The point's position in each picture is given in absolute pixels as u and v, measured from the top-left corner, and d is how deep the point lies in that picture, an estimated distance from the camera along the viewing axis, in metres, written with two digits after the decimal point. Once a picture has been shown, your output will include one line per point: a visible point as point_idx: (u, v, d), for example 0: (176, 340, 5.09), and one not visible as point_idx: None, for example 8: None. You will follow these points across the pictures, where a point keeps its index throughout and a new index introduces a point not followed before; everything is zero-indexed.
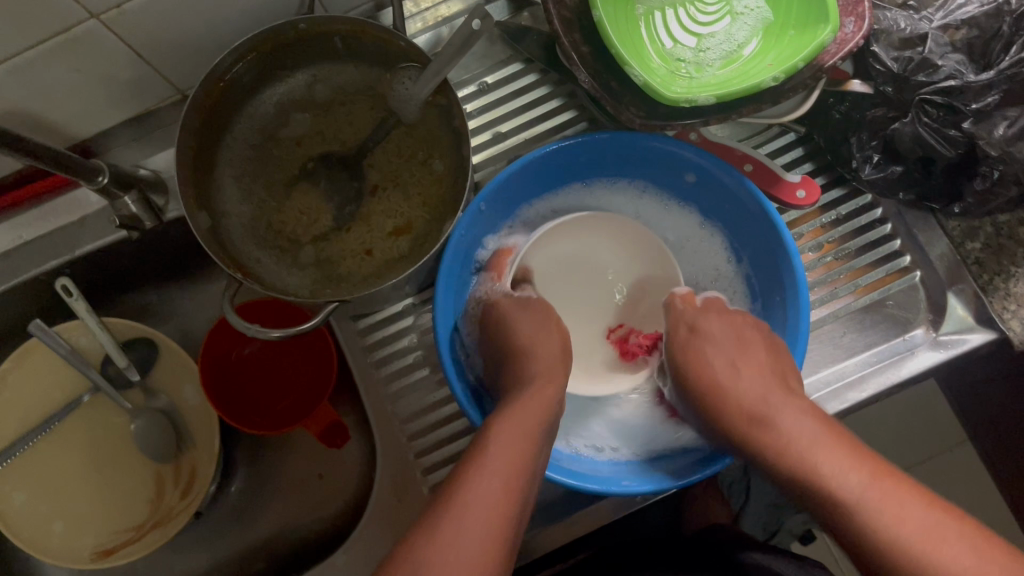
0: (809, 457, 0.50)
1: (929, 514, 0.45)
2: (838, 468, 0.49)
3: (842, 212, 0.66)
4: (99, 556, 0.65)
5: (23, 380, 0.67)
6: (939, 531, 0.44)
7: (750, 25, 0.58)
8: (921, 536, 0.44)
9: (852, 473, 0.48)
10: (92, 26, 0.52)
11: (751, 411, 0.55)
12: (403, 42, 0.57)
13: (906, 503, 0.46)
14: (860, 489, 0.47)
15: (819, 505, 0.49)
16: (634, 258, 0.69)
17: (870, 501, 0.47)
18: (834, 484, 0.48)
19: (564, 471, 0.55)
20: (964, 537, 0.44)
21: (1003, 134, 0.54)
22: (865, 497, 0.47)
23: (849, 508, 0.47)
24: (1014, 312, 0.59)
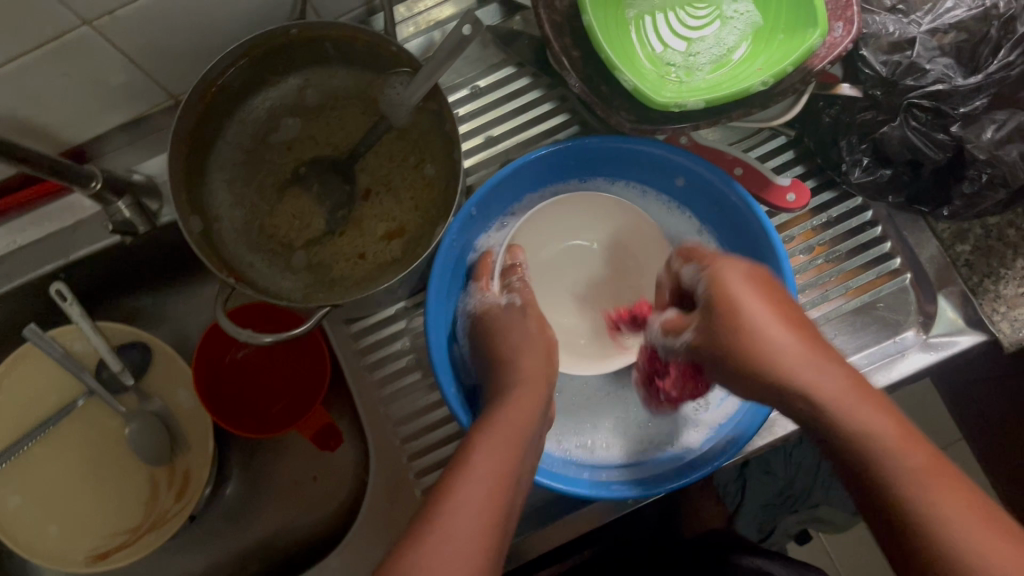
0: (857, 427, 0.47)
1: (976, 509, 0.41)
2: (893, 448, 0.45)
3: (832, 215, 0.66)
4: (94, 560, 0.65)
5: (18, 385, 0.68)
6: (987, 529, 0.40)
7: (739, 29, 0.58)
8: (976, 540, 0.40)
9: (904, 453, 0.44)
10: (85, 31, 0.52)
11: (792, 370, 0.51)
12: (395, 47, 0.57)
13: (961, 501, 0.41)
14: (913, 471, 0.43)
15: (863, 477, 0.45)
16: (634, 257, 0.70)
17: (921, 483, 0.43)
18: (888, 463, 0.44)
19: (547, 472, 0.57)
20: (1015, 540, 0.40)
21: (991, 137, 0.55)
22: (916, 479, 0.43)
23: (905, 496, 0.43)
24: (1003, 314, 0.60)
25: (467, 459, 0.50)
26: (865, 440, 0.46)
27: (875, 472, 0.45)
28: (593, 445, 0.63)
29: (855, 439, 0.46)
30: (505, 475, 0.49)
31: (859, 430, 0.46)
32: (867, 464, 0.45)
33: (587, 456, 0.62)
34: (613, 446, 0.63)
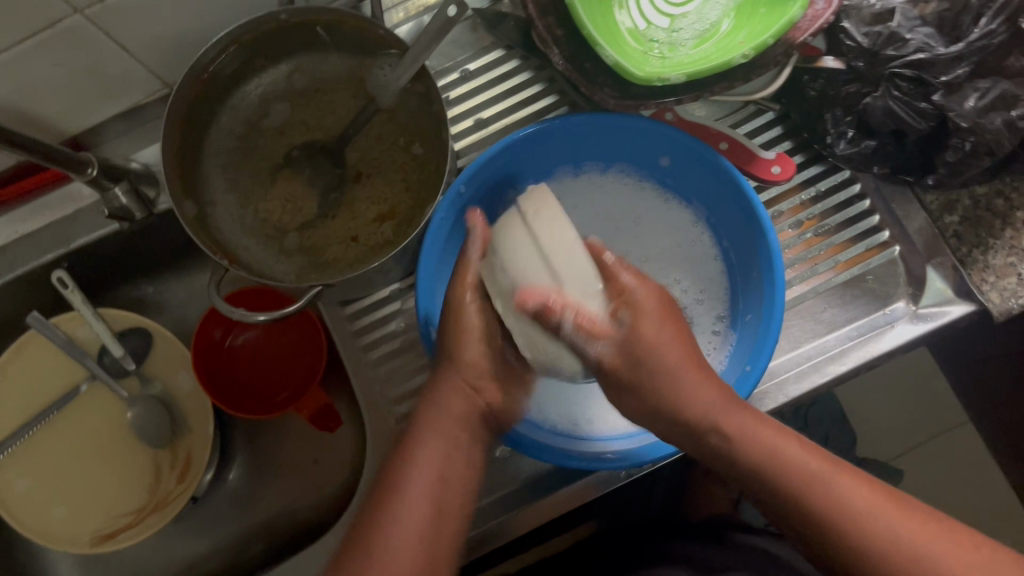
0: (742, 449, 0.52)
1: (863, 483, 0.50)
2: (741, 420, 0.53)
3: (821, 188, 0.66)
4: (100, 540, 0.66)
5: (22, 372, 0.69)
6: (878, 497, 0.49)
7: (722, 4, 0.59)
8: (837, 489, 0.49)
9: (788, 450, 0.51)
10: (78, 21, 0.53)
11: (692, 390, 0.53)
12: (381, 30, 0.58)
13: (802, 454, 0.51)
14: (807, 466, 0.50)
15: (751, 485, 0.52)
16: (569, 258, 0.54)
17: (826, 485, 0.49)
18: (736, 429, 0.52)
19: (534, 451, 0.57)
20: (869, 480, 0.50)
21: (974, 106, 0.55)
22: (820, 473, 0.50)
23: (754, 456, 0.51)
24: (993, 284, 0.59)
25: (407, 461, 0.53)
26: (760, 459, 0.51)
27: (775, 482, 0.50)
28: (581, 418, 0.63)
29: (743, 457, 0.52)
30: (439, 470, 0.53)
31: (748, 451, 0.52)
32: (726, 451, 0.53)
33: (573, 428, 0.62)
34: (599, 418, 0.63)
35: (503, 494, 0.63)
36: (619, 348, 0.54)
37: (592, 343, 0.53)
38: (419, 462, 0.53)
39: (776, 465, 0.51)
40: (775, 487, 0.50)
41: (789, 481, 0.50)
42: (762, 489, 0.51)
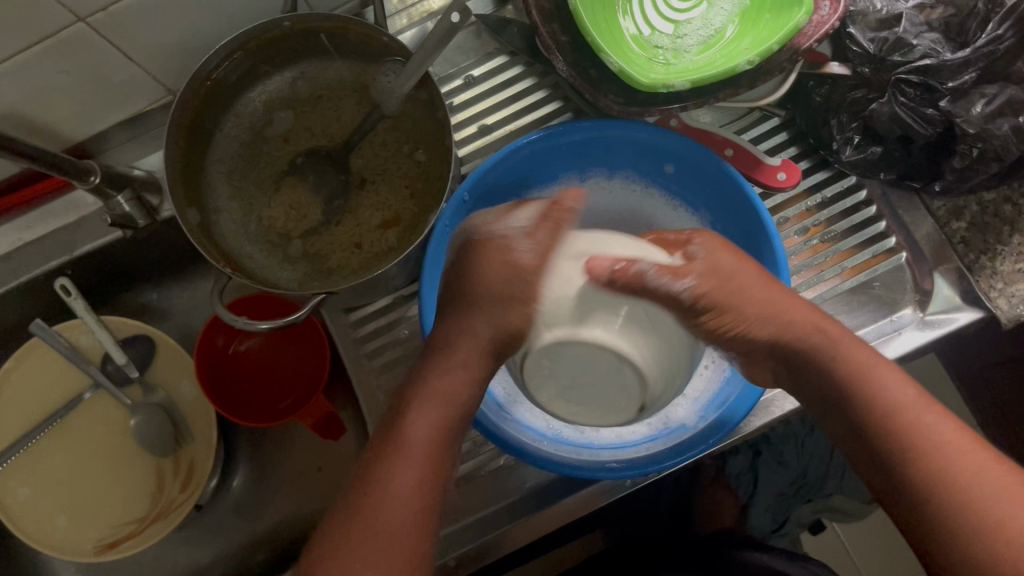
0: (839, 368, 0.51)
1: (952, 422, 0.48)
2: (846, 343, 0.52)
3: (827, 194, 0.66)
4: (102, 549, 0.66)
5: (25, 379, 0.69)
6: (961, 436, 0.47)
7: (726, 10, 0.59)
8: (937, 430, 0.47)
9: (880, 375, 0.50)
10: (81, 28, 0.53)
11: (795, 313, 0.54)
12: (385, 37, 0.58)
13: (904, 388, 0.49)
14: (898, 394, 0.49)
15: (848, 408, 0.50)
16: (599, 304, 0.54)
17: (907, 414, 0.48)
18: (841, 351, 0.52)
19: (545, 462, 0.56)
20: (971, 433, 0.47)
21: (981, 112, 0.54)
22: (900, 401, 0.49)
23: (854, 376, 0.50)
24: (1001, 291, 0.59)
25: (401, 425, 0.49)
26: (856, 379, 0.50)
27: (857, 398, 0.50)
28: (584, 423, 0.61)
29: (842, 377, 0.51)
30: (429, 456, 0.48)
31: (836, 369, 0.51)
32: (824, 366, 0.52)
33: (577, 435, 0.61)
34: (602, 422, 0.61)
35: (508, 502, 0.63)
36: (705, 279, 0.56)
37: (674, 282, 0.55)
38: (410, 425, 0.49)
39: (859, 385, 0.50)
40: (870, 410, 0.49)
41: (868, 401, 0.49)
42: (848, 406, 0.50)
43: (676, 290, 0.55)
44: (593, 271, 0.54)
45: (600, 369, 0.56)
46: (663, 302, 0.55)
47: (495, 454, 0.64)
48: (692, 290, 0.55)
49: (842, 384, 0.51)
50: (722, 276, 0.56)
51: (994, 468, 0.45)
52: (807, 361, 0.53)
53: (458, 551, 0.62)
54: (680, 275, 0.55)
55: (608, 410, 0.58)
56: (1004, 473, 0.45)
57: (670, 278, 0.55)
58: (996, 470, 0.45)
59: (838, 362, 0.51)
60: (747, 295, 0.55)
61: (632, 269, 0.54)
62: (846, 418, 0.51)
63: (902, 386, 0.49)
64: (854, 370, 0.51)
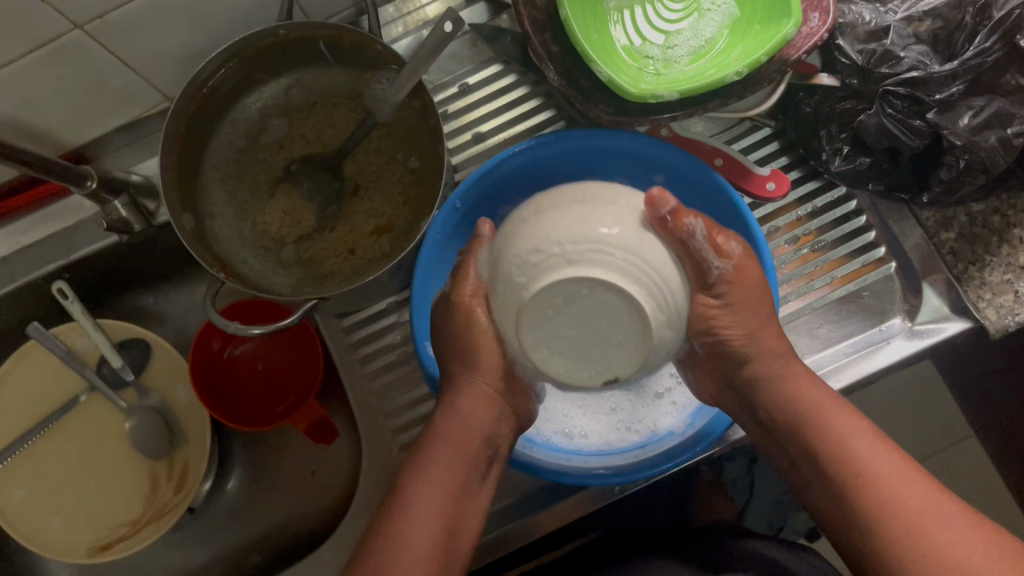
0: (794, 407, 0.53)
1: (897, 457, 0.50)
2: (799, 382, 0.54)
3: (818, 205, 0.67)
4: (96, 551, 0.67)
5: (22, 381, 0.70)
6: (904, 468, 0.49)
7: (717, 20, 0.59)
8: (882, 468, 0.49)
9: (833, 412, 0.52)
10: (78, 35, 0.54)
11: (767, 340, 0.55)
12: (379, 45, 0.59)
13: (853, 423, 0.52)
14: (848, 429, 0.51)
15: (800, 444, 0.53)
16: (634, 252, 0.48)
17: (853, 446, 0.50)
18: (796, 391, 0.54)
19: (531, 468, 0.57)
20: (918, 468, 0.49)
21: (968, 124, 0.55)
22: (848, 436, 0.51)
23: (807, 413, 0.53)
24: (989, 301, 0.59)
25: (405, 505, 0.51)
26: (809, 415, 0.52)
27: (807, 432, 0.52)
28: (574, 431, 0.61)
29: (795, 414, 0.53)
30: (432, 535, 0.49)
31: (792, 404, 0.53)
32: (778, 403, 0.54)
33: (567, 442, 0.61)
34: (592, 429, 0.62)
35: (499, 507, 0.63)
36: (739, 271, 0.54)
37: (715, 257, 0.53)
38: (415, 506, 0.50)
39: (810, 419, 0.52)
40: (817, 446, 0.52)
41: (818, 434, 0.52)
42: (800, 442, 0.53)
43: (710, 265, 0.53)
44: (652, 204, 0.51)
45: (603, 330, 0.49)
46: (698, 269, 0.52)
47: None
48: (724, 272, 0.53)
49: (795, 418, 0.53)
50: (750, 282, 0.54)
51: (936, 502, 0.47)
52: (764, 391, 0.55)
53: None
54: (724, 248, 0.54)
55: (586, 369, 0.50)
56: (947, 507, 0.47)
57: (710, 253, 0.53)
58: (943, 505, 0.47)
59: (794, 401, 0.53)
60: (758, 293, 0.55)
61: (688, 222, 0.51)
62: (800, 453, 0.53)
63: (854, 421, 0.52)
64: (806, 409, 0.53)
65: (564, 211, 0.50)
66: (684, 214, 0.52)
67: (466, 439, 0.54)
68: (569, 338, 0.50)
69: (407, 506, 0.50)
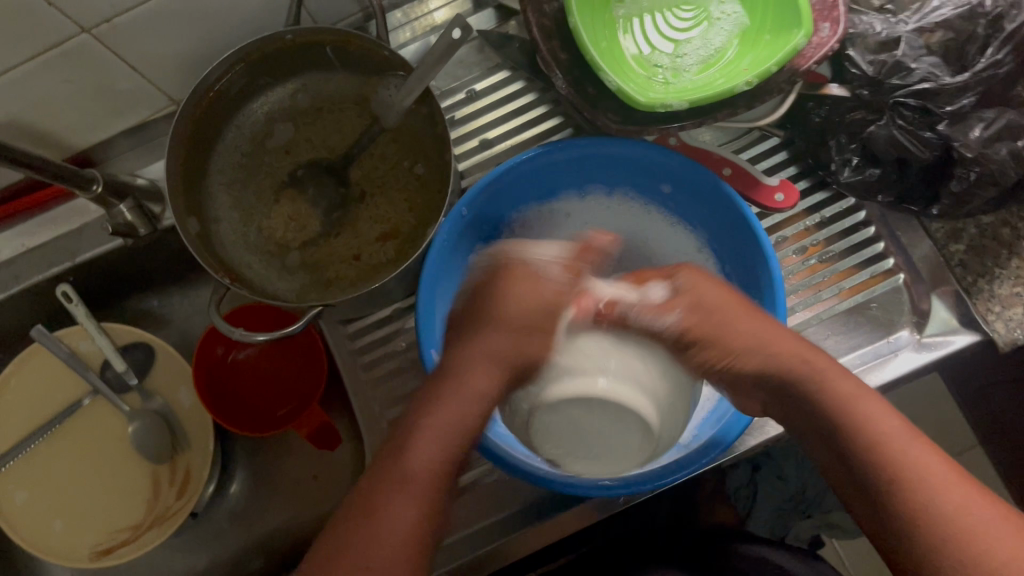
0: (823, 396, 0.51)
1: (935, 454, 0.47)
2: (826, 373, 0.52)
3: (826, 215, 0.66)
4: (97, 555, 0.66)
5: (25, 383, 0.70)
6: (941, 461, 0.46)
7: (726, 29, 0.59)
8: (920, 458, 0.46)
9: (864, 404, 0.50)
10: (86, 39, 0.54)
11: (781, 345, 0.54)
12: (387, 51, 0.58)
13: (884, 413, 0.49)
14: (880, 420, 0.49)
15: (829, 434, 0.50)
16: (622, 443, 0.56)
17: (887, 442, 0.47)
18: (824, 382, 0.51)
19: (543, 480, 0.56)
20: (955, 463, 0.47)
21: (979, 137, 0.55)
22: (882, 426, 0.48)
23: (836, 403, 0.50)
24: (998, 314, 0.59)
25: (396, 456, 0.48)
26: (838, 406, 0.50)
27: (837, 423, 0.50)
28: None
29: (825, 404, 0.50)
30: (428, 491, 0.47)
31: (819, 394, 0.51)
32: (806, 394, 0.52)
33: None
34: None
35: (503, 516, 0.63)
36: (690, 316, 0.58)
37: (661, 317, 0.58)
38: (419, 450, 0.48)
39: (838, 411, 0.50)
40: (849, 436, 0.49)
41: (851, 430, 0.49)
42: (831, 432, 0.50)
43: (660, 326, 0.58)
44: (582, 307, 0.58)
45: (607, 429, 0.55)
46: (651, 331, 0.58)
47: (490, 467, 0.64)
48: (674, 325, 0.58)
49: (824, 415, 0.50)
50: (707, 311, 0.58)
51: (976, 497, 0.45)
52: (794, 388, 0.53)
53: (450, 565, 0.62)
54: (665, 310, 0.58)
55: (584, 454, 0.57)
56: (988, 503, 0.44)
57: (654, 315, 0.58)
58: (985, 502, 0.44)
59: (822, 392, 0.51)
60: (734, 329, 0.57)
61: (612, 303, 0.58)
62: (829, 444, 0.50)
63: (885, 413, 0.49)
64: (836, 399, 0.50)
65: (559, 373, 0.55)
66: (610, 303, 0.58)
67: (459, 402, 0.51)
68: (580, 438, 0.56)
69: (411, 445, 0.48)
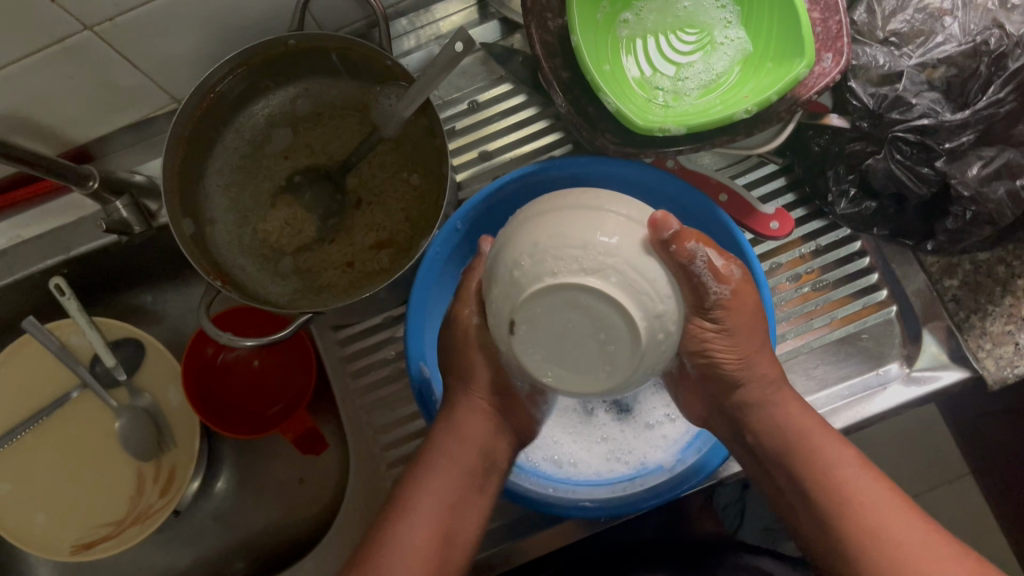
0: (784, 430, 0.53)
1: (893, 498, 0.49)
2: (787, 405, 0.54)
3: (821, 243, 0.66)
4: (78, 549, 0.66)
5: (15, 373, 0.70)
6: (892, 500, 0.49)
7: (729, 55, 0.59)
8: (869, 497, 0.49)
9: (821, 439, 0.52)
10: (88, 36, 0.54)
11: (764, 369, 0.54)
12: (389, 61, 0.58)
13: (840, 450, 0.51)
14: (836, 455, 0.51)
15: (785, 467, 0.53)
16: (607, 342, 0.46)
17: (845, 482, 0.50)
18: (786, 415, 0.53)
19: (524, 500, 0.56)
20: (905, 501, 0.49)
21: (977, 174, 0.55)
22: (836, 462, 0.51)
23: (796, 437, 0.52)
24: (989, 351, 0.58)
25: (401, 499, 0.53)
26: (799, 441, 0.52)
27: (794, 456, 0.52)
28: (563, 458, 0.62)
29: (784, 438, 0.53)
30: (440, 524, 0.52)
31: (780, 425, 0.53)
32: (766, 425, 0.54)
33: (556, 470, 0.61)
34: (581, 458, 0.61)
35: (486, 529, 0.63)
36: (735, 298, 0.52)
37: (717, 284, 0.50)
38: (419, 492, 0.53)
39: (800, 444, 0.52)
40: (804, 470, 0.51)
41: (809, 466, 0.51)
42: (786, 464, 0.52)
43: (710, 291, 0.50)
44: (659, 226, 0.48)
45: (593, 350, 0.47)
46: (693, 294, 0.50)
47: None
48: (722, 297, 0.51)
49: (785, 448, 0.53)
50: (747, 306, 0.53)
51: (919, 534, 0.47)
52: (763, 424, 0.54)
53: None
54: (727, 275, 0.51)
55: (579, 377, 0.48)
56: (931, 541, 0.47)
57: (711, 281, 0.50)
58: (930, 539, 0.47)
59: (779, 426, 0.53)
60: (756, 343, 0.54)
61: (690, 249, 0.48)
62: (784, 475, 0.53)
63: (841, 448, 0.52)
64: (797, 434, 0.53)
65: (564, 217, 0.47)
66: (688, 236, 0.48)
67: (467, 440, 0.55)
68: (563, 349, 0.47)
69: (418, 492, 0.53)
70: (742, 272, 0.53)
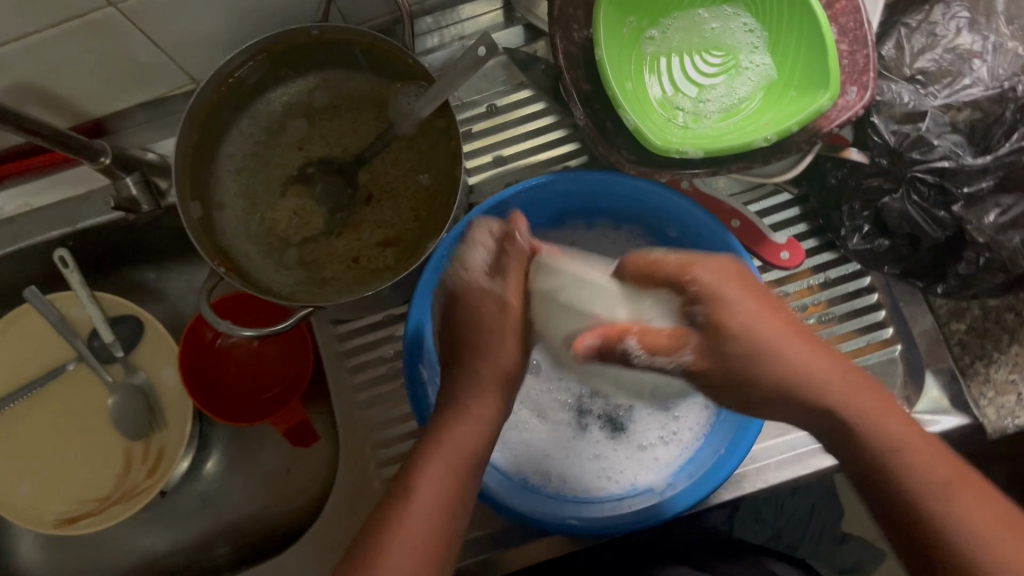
0: (869, 429, 0.48)
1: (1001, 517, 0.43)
2: (870, 403, 0.48)
3: (830, 276, 0.65)
4: (62, 523, 0.66)
5: (12, 341, 0.70)
6: (1001, 521, 0.43)
7: (752, 80, 0.58)
8: (973, 514, 0.43)
9: (913, 445, 0.47)
10: (111, 12, 0.54)
11: (812, 368, 0.51)
12: (410, 59, 0.58)
13: (934, 458, 0.46)
14: (929, 465, 0.46)
15: (869, 468, 0.47)
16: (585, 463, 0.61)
17: (942, 493, 0.44)
18: (869, 415, 0.48)
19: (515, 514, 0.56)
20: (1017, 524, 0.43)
21: (994, 221, 0.54)
22: (931, 471, 0.45)
23: (882, 439, 0.47)
24: (991, 400, 0.59)
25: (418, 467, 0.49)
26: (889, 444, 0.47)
27: (881, 460, 0.47)
28: (551, 472, 0.61)
29: (870, 438, 0.47)
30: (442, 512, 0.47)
31: (863, 427, 0.48)
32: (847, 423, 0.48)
33: (544, 483, 0.60)
34: (570, 473, 0.61)
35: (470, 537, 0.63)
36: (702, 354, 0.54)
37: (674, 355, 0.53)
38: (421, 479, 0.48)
39: (888, 448, 0.47)
40: (893, 476, 0.46)
41: (901, 474, 0.46)
42: (871, 468, 0.47)
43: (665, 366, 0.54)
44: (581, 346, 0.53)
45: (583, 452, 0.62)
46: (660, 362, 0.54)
47: None
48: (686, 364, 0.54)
49: (870, 449, 0.47)
50: (745, 329, 0.52)
51: None
52: (838, 420, 0.49)
53: None
54: (676, 348, 0.53)
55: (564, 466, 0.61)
56: None
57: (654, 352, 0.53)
58: None
59: (863, 425, 0.48)
60: (759, 359, 0.52)
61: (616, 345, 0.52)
62: (869, 479, 0.47)
63: (934, 456, 0.46)
64: (884, 436, 0.47)
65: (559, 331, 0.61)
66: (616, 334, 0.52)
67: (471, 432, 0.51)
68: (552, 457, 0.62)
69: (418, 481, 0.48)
70: (738, 287, 0.53)
